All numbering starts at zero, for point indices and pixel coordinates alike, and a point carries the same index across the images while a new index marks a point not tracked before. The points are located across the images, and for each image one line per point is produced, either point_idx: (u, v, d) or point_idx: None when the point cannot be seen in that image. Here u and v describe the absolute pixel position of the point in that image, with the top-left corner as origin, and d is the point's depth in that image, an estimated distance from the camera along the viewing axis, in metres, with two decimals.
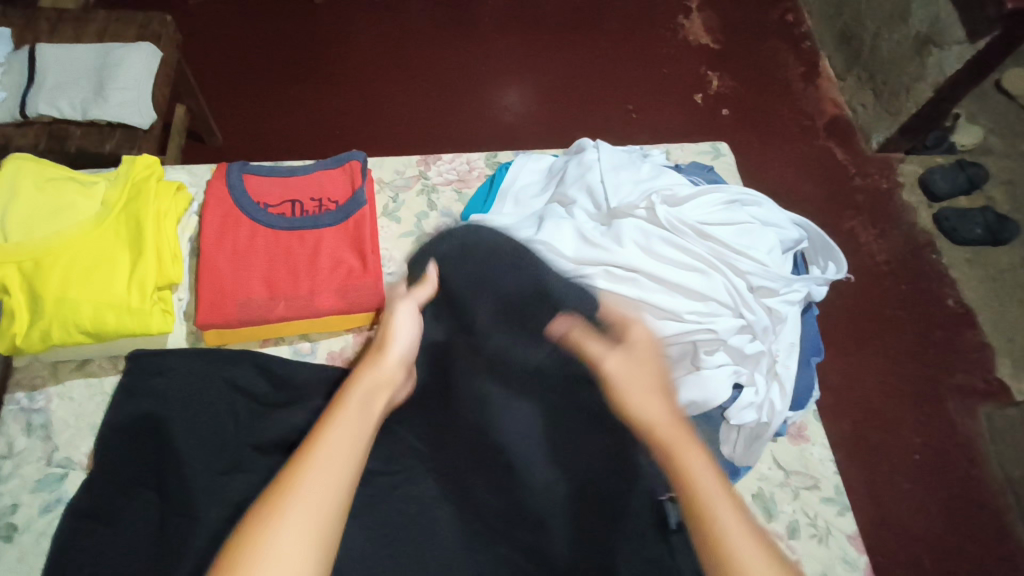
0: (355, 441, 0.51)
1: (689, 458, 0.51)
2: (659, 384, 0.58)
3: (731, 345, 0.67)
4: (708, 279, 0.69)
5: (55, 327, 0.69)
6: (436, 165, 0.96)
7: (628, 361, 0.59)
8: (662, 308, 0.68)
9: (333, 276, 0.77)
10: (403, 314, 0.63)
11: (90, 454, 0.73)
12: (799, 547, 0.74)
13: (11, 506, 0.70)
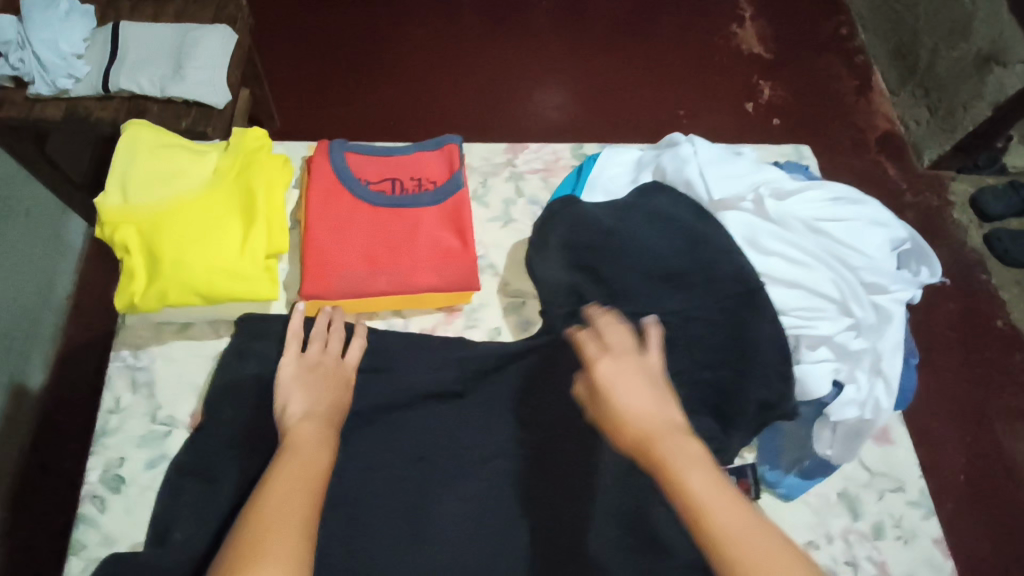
0: (312, 472, 0.56)
1: (681, 461, 0.53)
2: (650, 381, 0.61)
3: (836, 342, 0.68)
4: (819, 275, 0.69)
5: (171, 289, 0.71)
6: (523, 153, 0.96)
7: (620, 360, 0.63)
8: (773, 303, 0.69)
9: (432, 255, 0.78)
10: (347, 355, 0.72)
11: (192, 414, 0.75)
12: (885, 548, 0.75)
13: (117, 458, 0.73)
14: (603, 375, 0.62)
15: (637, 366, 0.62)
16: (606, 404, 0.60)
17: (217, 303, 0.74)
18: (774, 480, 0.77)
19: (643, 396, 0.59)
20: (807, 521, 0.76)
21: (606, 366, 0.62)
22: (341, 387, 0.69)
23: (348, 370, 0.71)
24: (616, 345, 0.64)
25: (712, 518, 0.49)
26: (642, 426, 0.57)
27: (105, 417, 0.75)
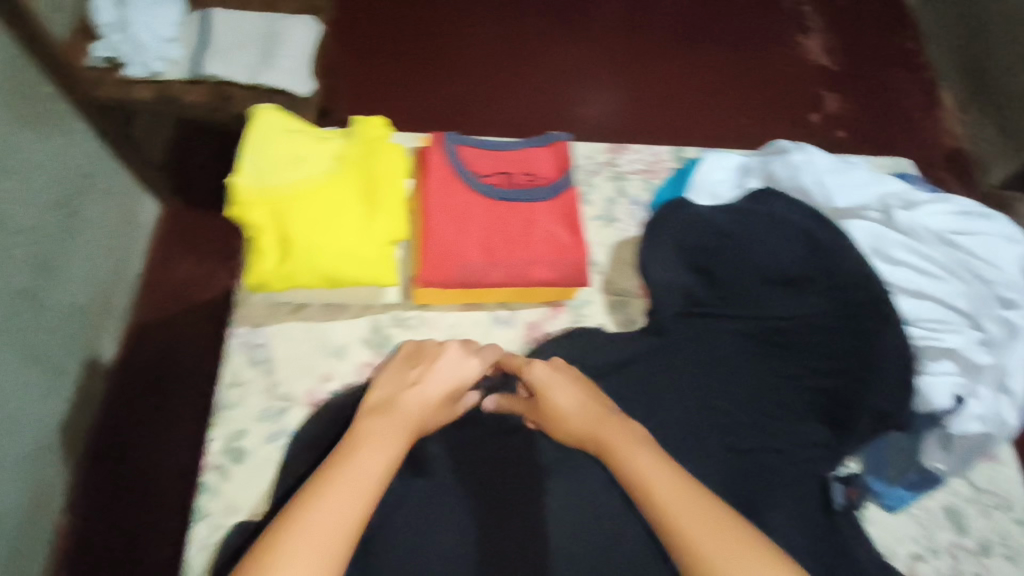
0: (374, 465, 0.58)
1: (624, 448, 0.62)
2: (580, 385, 0.71)
3: (963, 355, 0.69)
4: (951, 287, 0.71)
5: (300, 269, 0.74)
6: (625, 154, 0.98)
7: (560, 369, 0.72)
8: (906, 313, 0.71)
9: (547, 250, 0.79)
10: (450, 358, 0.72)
11: (309, 392, 0.77)
12: (992, 564, 0.75)
13: (238, 432, 0.75)
14: (542, 387, 0.71)
15: (568, 376, 0.71)
16: (549, 412, 0.69)
17: (339, 285, 0.76)
18: (879, 490, 0.77)
19: (574, 399, 0.69)
20: (912, 533, 0.76)
21: (543, 378, 0.71)
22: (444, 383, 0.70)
23: (458, 366, 0.72)
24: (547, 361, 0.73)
25: (657, 495, 0.57)
26: (580, 424, 0.67)
27: (225, 391, 0.77)
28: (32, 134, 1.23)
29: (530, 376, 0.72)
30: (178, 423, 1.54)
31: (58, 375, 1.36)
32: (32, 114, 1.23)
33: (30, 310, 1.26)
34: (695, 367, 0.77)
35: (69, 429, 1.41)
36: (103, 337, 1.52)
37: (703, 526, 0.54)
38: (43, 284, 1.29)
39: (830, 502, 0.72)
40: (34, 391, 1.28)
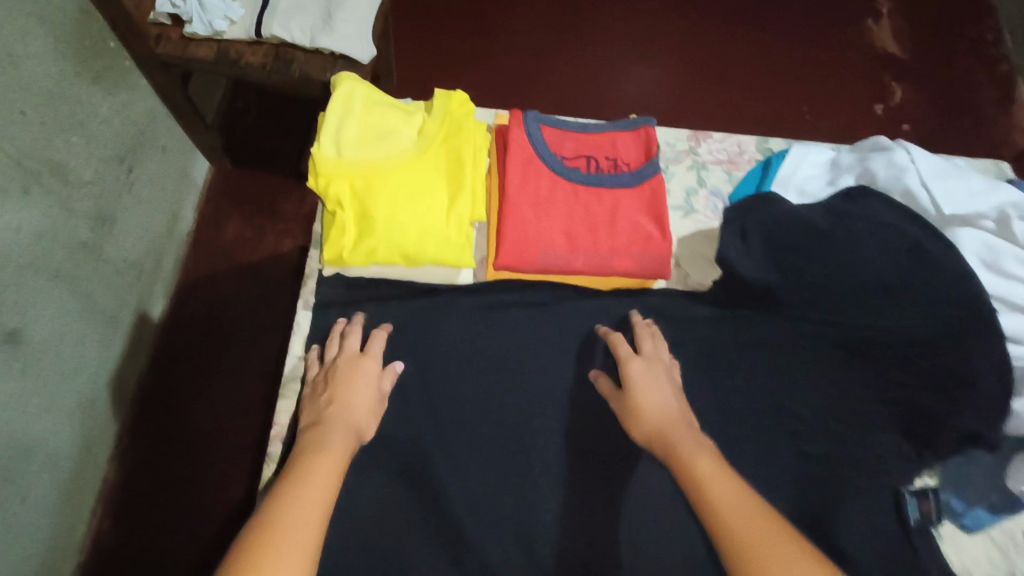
0: (315, 510, 0.54)
1: (692, 452, 0.59)
2: (670, 386, 0.69)
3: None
4: None
5: (381, 247, 0.72)
6: (707, 142, 0.94)
7: (649, 365, 0.71)
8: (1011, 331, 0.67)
9: (631, 240, 0.77)
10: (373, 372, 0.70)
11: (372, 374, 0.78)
12: None
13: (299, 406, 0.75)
14: (632, 374, 0.69)
15: (663, 375, 0.70)
16: (630, 401, 0.67)
17: (418, 265, 0.75)
18: (959, 512, 0.74)
19: (664, 397, 0.67)
20: (991, 556, 0.74)
21: (637, 366, 0.70)
22: (355, 396, 0.68)
23: (364, 374, 0.70)
24: (642, 348, 0.73)
25: (726, 512, 0.53)
26: (655, 416, 0.65)
27: (295, 362, 0.77)
28: (97, 88, 1.22)
29: (623, 359, 0.71)
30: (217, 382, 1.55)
31: (112, 330, 1.38)
32: (100, 69, 1.22)
33: (89, 264, 1.28)
34: (770, 372, 0.76)
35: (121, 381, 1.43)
36: (154, 292, 1.54)
37: (750, 522, 0.52)
38: (102, 238, 1.31)
39: (907, 518, 0.71)
40: (90, 343, 1.30)
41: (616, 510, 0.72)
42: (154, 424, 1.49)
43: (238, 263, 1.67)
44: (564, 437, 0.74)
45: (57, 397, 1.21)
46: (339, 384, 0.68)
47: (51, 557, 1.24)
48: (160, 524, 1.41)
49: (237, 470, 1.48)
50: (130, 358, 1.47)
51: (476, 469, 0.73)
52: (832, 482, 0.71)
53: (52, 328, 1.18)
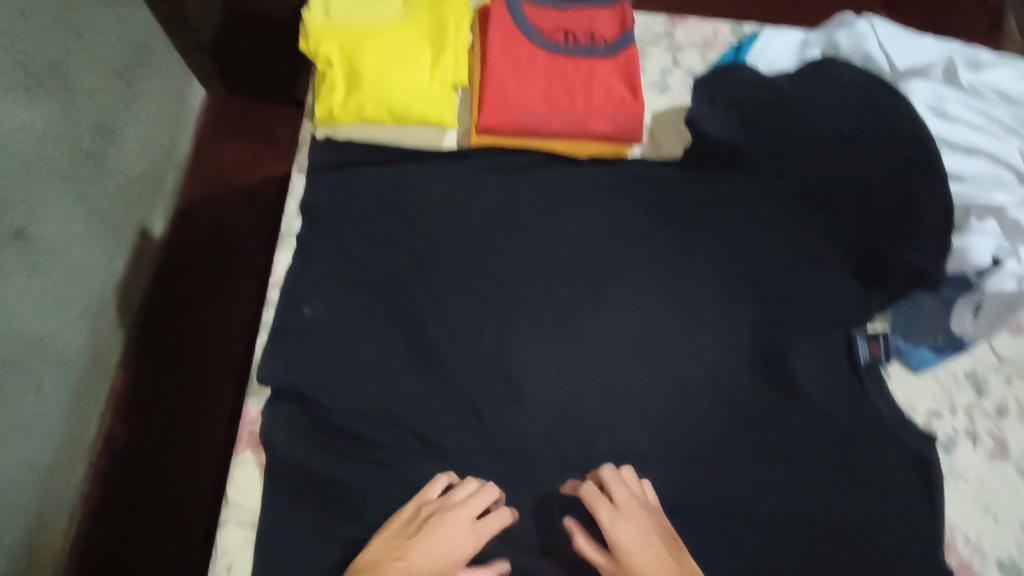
0: None
1: None
2: (661, 542, 0.65)
3: (1009, 214, 0.70)
4: (1004, 143, 0.73)
5: (369, 103, 0.77)
6: (683, 26, 0.97)
7: (635, 520, 0.66)
8: (954, 165, 0.72)
9: (606, 102, 0.82)
10: (455, 521, 0.66)
11: (367, 244, 0.80)
12: (1007, 426, 0.80)
13: (294, 257, 0.80)
14: (617, 536, 0.65)
15: (648, 528, 0.66)
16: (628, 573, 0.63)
17: (404, 123, 0.80)
18: (905, 351, 0.81)
19: (663, 565, 0.63)
20: (933, 393, 0.80)
21: (620, 523, 0.66)
22: (441, 550, 0.64)
23: (461, 529, 0.66)
24: (640, 501, 0.69)
25: None
26: None
27: (291, 220, 0.83)
28: None
29: (604, 520, 0.66)
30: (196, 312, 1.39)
31: (115, 241, 1.26)
32: None
33: (92, 171, 1.16)
34: (732, 226, 0.81)
35: (126, 300, 1.32)
36: (155, 211, 1.41)
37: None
38: (105, 146, 1.19)
39: (856, 358, 0.79)
40: (94, 253, 1.18)
41: (590, 354, 0.78)
42: (142, 358, 1.33)
43: (237, 184, 1.53)
44: (542, 288, 0.80)
45: (68, 305, 1.11)
46: (432, 529, 0.66)
47: (48, 492, 1.10)
48: (157, 465, 1.25)
49: (235, 402, 1.32)
50: (132, 278, 1.34)
51: (459, 315, 0.79)
52: (778, 325, 0.79)
53: (64, 233, 1.09)
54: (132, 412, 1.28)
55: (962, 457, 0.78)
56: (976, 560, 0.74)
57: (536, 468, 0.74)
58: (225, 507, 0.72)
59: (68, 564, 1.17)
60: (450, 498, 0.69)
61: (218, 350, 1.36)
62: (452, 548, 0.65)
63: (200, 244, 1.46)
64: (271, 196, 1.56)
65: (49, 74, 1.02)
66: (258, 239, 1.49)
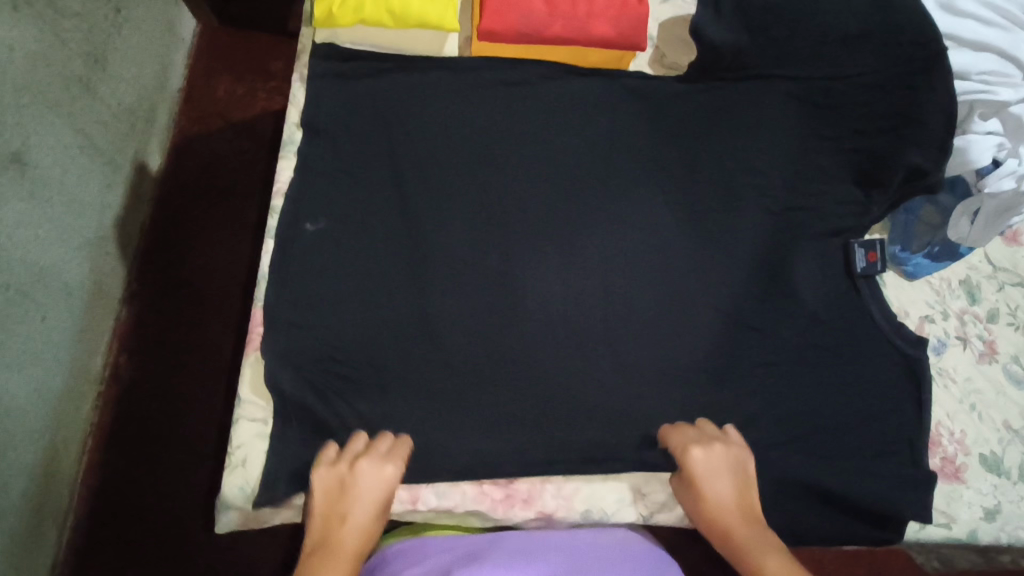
0: None
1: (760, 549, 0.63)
2: (730, 474, 0.69)
3: (1012, 111, 0.73)
4: (1011, 36, 0.74)
5: (367, 1, 0.76)
6: None
7: (713, 451, 0.70)
8: (959, 65, 0.74)
9: (610, 4, 0.80)
10: (367, 474, 0.66)
11: (372, 152, 0.79)
12: (997, 329, 0.82)
13: (297, 165, 0.77)
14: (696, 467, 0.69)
15: (726, 458, 0.70)
16: (697, 496, 0.69)
17: (403, 25, 0.78)
18: (903, 258, 0.82)
19: (731, 491, 0.68)
20: (926, 298, 0.82)
21: (700, 456, 0.69)
22: (364, 502, 0.65)
23: (380, 475, 0.66)
24: (721, 437, 0.72)
25: None
26: (722, 521, 0.67)
27: (291, 128, 0.81)
28: None
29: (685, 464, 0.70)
30: (193, 247, 1.37)
31: (113, 173, 1.23)
32: None
33: (86, 101, 1.12)
34: (733, 136, 0.82)
35: (126, 233, 1.29)
36: (150, 143, 1.36)
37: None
38: (95, 76, 1.13)
39: (853, 264, 0.79)
40: (92, 184, 1.16)
41: (591, 261, 0.79)
42: (144, 298, 1.32)
43: (231, 121, 1.47)
44: (543, 197, 0.80)
45: (66, 235, 1.09)
46: (353, 489, 0.66)
47: (59, 421, 1.12)
48: (162, 399, 1.26)
49: (237, 343, 1.32)
50: (130, 213, 1.31)
51: (460, 223, 0.78)
52: (776, 236, 0.81)
53: (56, 166, 1.05)
54: (137, 350, 1.28)
55: (951, 358, 0.80)
56: (958, 455, 0.77)
57: (539, 371, 0.76)
58: (237, 403, 0.72)
59: (82, 495, 1.19)
60: (366, 453, 0.68)
61: (218, 283, 1.35)
62: (379, 497, 0.66)
63: (190, 179, 1.42)
64: (268, 130, 1.50)
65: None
66: (256, 178, 1.45)
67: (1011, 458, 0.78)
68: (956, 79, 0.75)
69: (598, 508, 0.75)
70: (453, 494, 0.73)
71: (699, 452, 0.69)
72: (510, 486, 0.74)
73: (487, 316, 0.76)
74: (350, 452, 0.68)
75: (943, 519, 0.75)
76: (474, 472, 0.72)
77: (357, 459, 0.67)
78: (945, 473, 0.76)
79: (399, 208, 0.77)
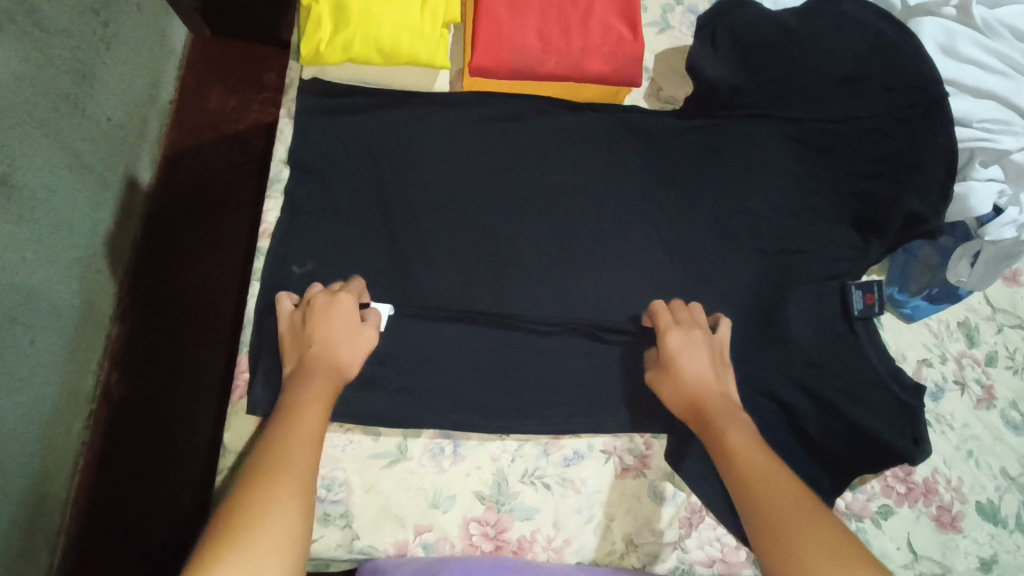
0: (297, 478, 0.52)
1: (727, 419, 0.63)
2: (711, 356, 0.69)
3: (1013, 159, 0.73)
4: (1012, 84, 0.74)
5: (356, 39, 0.74)
6: None
7: (689, 331, 0.70)
8: (957, 113, 0.74)
9: (605, 40, 0.78)
10: (331, 306, 0.67)
11: (360, 191, 0.77)
12: (996, 373, 0.81)
13: (285, 205, 0.76)
14: (670, 341, 0.70)
15: (701, 339, 0.70)
16: (668, 370, 0.69)
17: (394, 63, 0.77)
18: (901, 301, 0.81)
19: (707, 366, 0.68)
20: (924, 341, 0.81)
21: (676, 335, 0.70)
22: (333, 340, 0.66)
23: (343, 309, 0.67)
24: (700, 322, 0.72)
25: (759, 479, 0.57)
26: (694, 390, 0.67)
27: (278, 165, 0.78)
28: None
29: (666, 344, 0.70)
30: (185, 265, 1.35)
31: (103, 191, 1.21)
32: None
33: (74, 118, 1.09)
34: (728, 174, 0.80)
35: (116, 250, 1.27)
36: (141, 158, 1.34)
37: (755, 467, 0.58)
38: (84, 93, 1.11)
39: (850, 307, 0.77)
40: (80, 203, 1.14)
41: (583, 304, 0.78)
42: (135, 315, 1.30)
43: (224, 133, 1.45)
44: (534, 237, 0.78)
45: (55, 256, 1.08)
46: (317, 326, 0.66)
47: (48, 446, 1.10)
48: (154, 422, 1.25)
49: (230, 363, 1.31)
50: (119, 229, 1.28)
51: (449, 263, 0.76)
52: (771, 277, 0.79)
53: (43, 188, 1.03)
54: (128, 369, 1.27)
55: (949, 403, 0.79)
56: (955, 503, 0.76)
57: (530, 417, 0.74)
58: (223, 454, 0.71)
59: (72, 517, 1.17)
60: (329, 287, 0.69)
61: (210, 303, 1.33)
62: (345, 334, 0.67)
63: (181, 195, 1.40)
64: (261, 145, 1.47)
65: (22, 15, 0.92)
66: (250, 194, 1.43)
67: (1008, 506, 0.77)
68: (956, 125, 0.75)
69: (590, 559, 0.72)
70: (440, 546, 0.70)
71: (674, 329, 0.70)
72: (500, 537, 0.71)
73: (477, 358, 0.75)
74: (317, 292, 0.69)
75: (939, 570, 0.74)
76: (463, 521, 0.71)
77: (317, 297, 0.68)
78: (942, 522, 0.75)
79: (387, 249, 0.76)
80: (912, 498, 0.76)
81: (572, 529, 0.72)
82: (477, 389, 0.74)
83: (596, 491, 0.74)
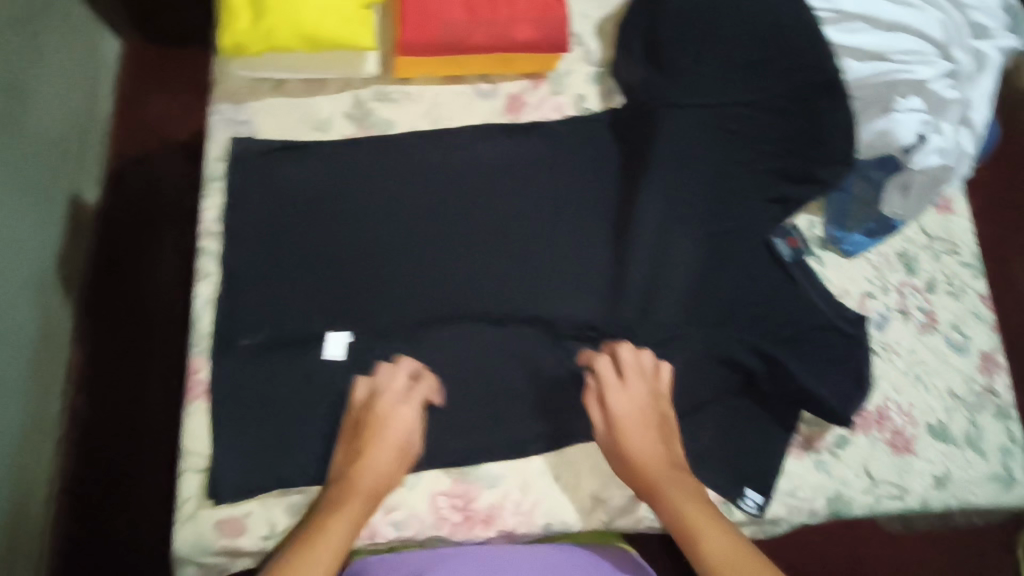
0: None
1: (674, 488, 0.67)
2: (657, 422, 0.70)
3: (931, 88, 0.76)
4: (923, 16, 0.77)
5: (280, 28, 0.73)
6: None
7: (635, 398, 0.70)
8: (872, 47, 0.77)
9: (531, 7, 0.78)
10: (399, 409, 0.69)
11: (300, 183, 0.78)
12: (936, 299, 0.84)
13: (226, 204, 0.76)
14: (617, 408, 0.70)
15: (645, 401, 0.71)
16: (618, 439, 0.69)
17: (322, 49, 0.76)
18: (841, 237, 0.83)
19: (654, 441, 0.69)
20: (866, 276, 0.83)
21: (617, 402, 0.70)
22: (387, 445, 0.68)
23: (401, 415, 0.69)
24: (644, 375, 0.72)
25: (703, 537, 0.63)
26: (642, 461, 0.68)
27: (214, 163, 0.78)
28: None
29: (606, 390, 0.71)
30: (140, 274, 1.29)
31: (54, 209, 1.17)
32: None
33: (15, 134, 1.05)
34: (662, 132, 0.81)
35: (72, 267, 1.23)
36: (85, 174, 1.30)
37: (704, 527, 0.64)
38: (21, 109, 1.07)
39: (780, 255, 0.80)
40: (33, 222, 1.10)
41: (528, 272, 0.79)
42: (93, 330, 1.24)
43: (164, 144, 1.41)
44: (473, 214, 0.80)
45: (15, 277, 1.04)
46: (378, 422, 0.68)
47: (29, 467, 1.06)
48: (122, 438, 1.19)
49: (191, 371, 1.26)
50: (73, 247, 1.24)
51: (392, 244, 0.78)
52: (715, 227, 0.80)
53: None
54: (91, 388, 1.21)
55: (894, 331, 0.82)
56: (907, 427, 0.79)
57: (486, 387, 0.76)
58: (182, 456, 0.69)
59: (54, 540, 1.12)
60: (387, 385, 0.70)
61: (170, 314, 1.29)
62: (405, 437, 0.69)
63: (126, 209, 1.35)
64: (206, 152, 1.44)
65: None
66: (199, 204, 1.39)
67: (956, 425, 0.80)
68: (874, 62, 0.77)
69: (560, 520, 0.73)
70: (411, 522, 0.71)
71: (621, 395, 0.70)
72: (469, 507, 0.72)
73: (429, 335, 0.76)
74: (391, 390, 0.70)
75: (897, 491, 0.77)
76: (432, 496, 0.72)
77: (383, 396, 0.70)
78: (896, 446, 0.78)
79: (330, 237, 0.77)
80: (866, 426, 0.78)
81: (541, 493, 0.73)
82: (435, 367, 0.75)
83: (560, 453, 0.75)
